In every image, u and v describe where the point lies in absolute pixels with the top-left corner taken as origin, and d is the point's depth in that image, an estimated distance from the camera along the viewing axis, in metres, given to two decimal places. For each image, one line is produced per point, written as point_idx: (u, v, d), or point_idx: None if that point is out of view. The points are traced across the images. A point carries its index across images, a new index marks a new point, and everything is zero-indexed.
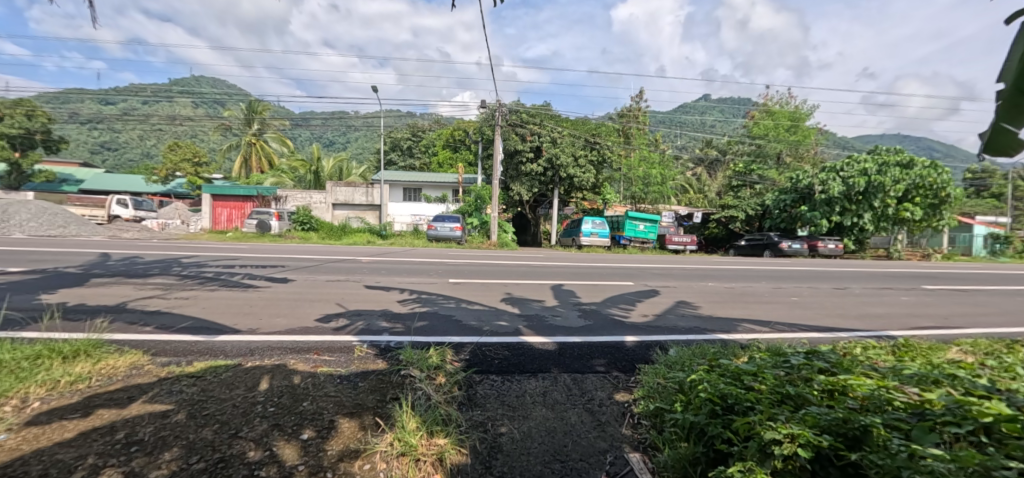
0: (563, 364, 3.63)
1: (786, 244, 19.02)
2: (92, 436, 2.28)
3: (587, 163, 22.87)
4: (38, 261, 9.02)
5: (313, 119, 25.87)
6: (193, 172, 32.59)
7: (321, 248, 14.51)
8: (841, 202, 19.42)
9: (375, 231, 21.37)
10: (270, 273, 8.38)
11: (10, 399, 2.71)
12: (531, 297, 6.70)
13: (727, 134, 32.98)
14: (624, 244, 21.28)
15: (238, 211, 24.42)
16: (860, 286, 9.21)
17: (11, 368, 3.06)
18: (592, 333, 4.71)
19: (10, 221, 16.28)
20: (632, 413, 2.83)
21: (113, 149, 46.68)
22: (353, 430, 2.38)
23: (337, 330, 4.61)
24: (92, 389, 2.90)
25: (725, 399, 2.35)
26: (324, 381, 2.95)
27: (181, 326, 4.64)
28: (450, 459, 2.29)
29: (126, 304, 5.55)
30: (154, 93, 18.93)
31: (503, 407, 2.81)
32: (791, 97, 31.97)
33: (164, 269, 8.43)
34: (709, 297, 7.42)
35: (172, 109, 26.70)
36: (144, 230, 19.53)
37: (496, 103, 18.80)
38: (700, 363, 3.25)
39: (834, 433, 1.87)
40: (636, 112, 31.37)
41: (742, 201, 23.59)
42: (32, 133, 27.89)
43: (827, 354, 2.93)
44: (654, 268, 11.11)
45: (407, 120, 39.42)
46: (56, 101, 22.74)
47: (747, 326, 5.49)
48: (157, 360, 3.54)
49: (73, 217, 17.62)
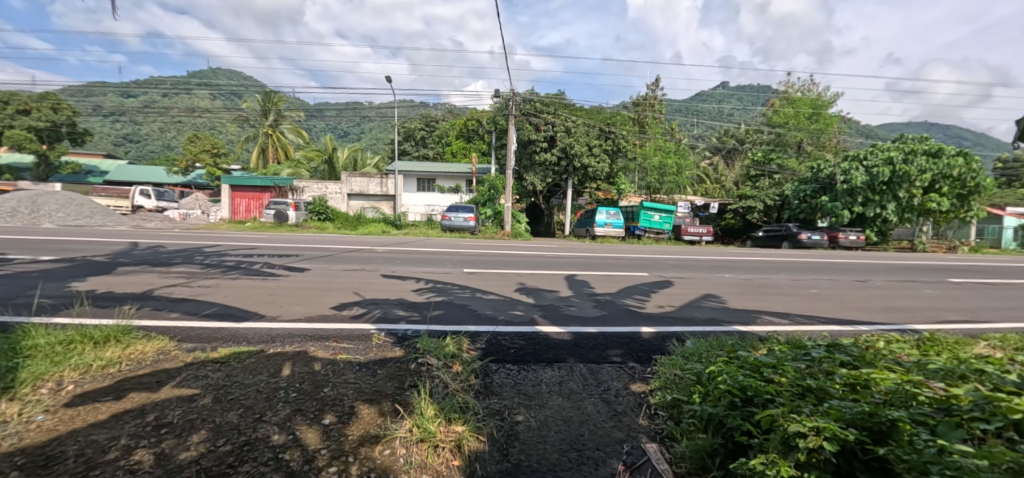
0: (578, 354, 3.63)
1: (805, 235, 18.54)
2: (124, 418, 2.37)
3: (602, 153, 22.67)
4: (66, 250, 9.34)
5: (328, 110, 26.14)
6: (212, 163, 33.20)
7: (336, 237, 14.66)
8: (864, 193, 18.84)
9: (390, 221, 21.60)
10: (288, 262, 8.54)
11: (47, 382, 2.84)
12: (545, 287, 6.70)
13: (745, 124, 32.23)
14: (638, 235, 21.10)
15: (255, 201, 24.85)
16: (883, 278, 8.97)
17: (46, 352, 3.20)
18: (608, 323, 4.69)
19: (40, 211, 16.88)
20: (648, 404, 2.83)
21: (135, 141, 48.09)
22: (372, 416, 2.42)
23: (354, 318, 4.69)
24: (122, 373, 3.01)
25: (744, 391, 2.32)
26: (344, 368, 3.01)
27: (205, 313, 4.80)
28: (468, 447, 2.31)
29: (152, 291, 5.74)
30: (174, 86, 19.31)
31: (519, 396, 2.82)
32: (813, 84, 30.87)
33: (187, 258, 8.66)
34: (726, 288, 7.32)
35: (191, 101, 27.19)
36: (166, 220, 20.15)
37: (509, 93, 18.52)
38: (718, 355, 3.22)
39: (858, 426, 1.84)
40: (651, 100, 30.89)
41: (760, 191, 23.29)
42: (58, 126, 28.83)
43: (849, 347, 2.88)
44: (669, 259, 11.02)
45: (419, 110, 39.43)
46: (80, 95, 23.36)
47: (766, 318, 5.40)
48: (184, 346, 3.65)
49: (99, 208, 18.19)
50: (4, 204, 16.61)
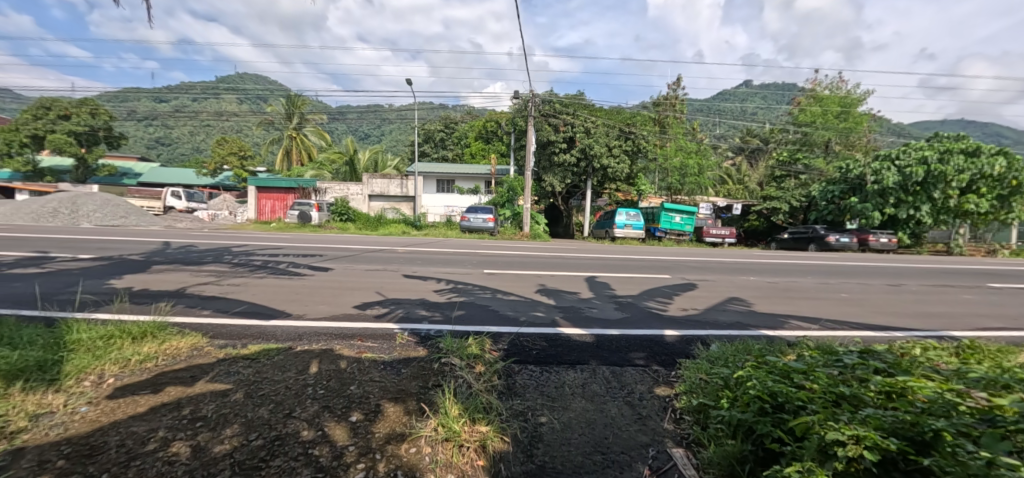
0: (601, 357, 3.60)
1: (833, 237, 17.97)
2: (161, 411, 2.47)
3: (622, 153, 22.44)
4: (105, 249, 9.77)
5: (350, 112, 26.63)
6: (239, 165, 34.19)
7: (358, 238, 14.93)
8: (895, 193, 18.16)
9: (410, 222, 21.88)
10: (313, 262, 8.74)
11: (89, 376, 2.97)
12: (566, 289, 6.67)
13: (770, 123, 31.45)
14: (659, 236, 20.84)
15: (280, 202, 25.51)
16: (917, 282, 8.62)
17: (88, 346, 3.36)
18: (630, 326, 4.64)
19: (79, 212, 17.68)
20: (673, 408, 2.78)
21: (167, 144, 49.95)
22: (397, 414, 2.45)
23: (378, 317, 4.76)
24: (159, 368, 3.13)
25: (775, 397, 2.26)
26: (369, 366, 3.06)
27: (235, 310, 4.96)
28: (492, 447, 2.31)
29: (185, 289, 5.95)
30: (204, 91, 19.98)
31: (543, 397, 2.82)
32: (842, 82, 29.93)
33: (216, 258, 8.94)
34: (752, 291, 7.16)
35: (219, 105, 28.06)
36: (195, 220, 20.84)
37: (528, 94, 18.54)
38: (746, 359, 3.16)
39: (899, 436, 1.78)
40: (672, 100, 30.44)
41: (785, 192, 22.70)
42: (96, 130, 30.15)
43: (883, 354, 2.79)
44: (691, 261, 10.84)
45: (439, 112, 39.81)
46: (116, 101, 24.40)
47: (794, 322, 5.26)
48: (215, 342, 3.77)
49: (134, 208, 18.95)
50: (46, 205, 17.46)
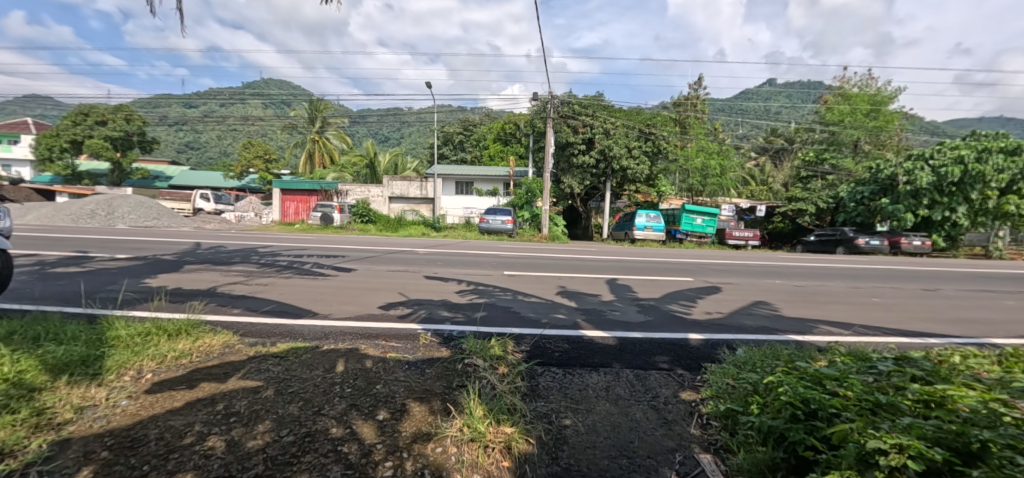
0: (624, 360, 3.57)
1: (862, 240, 17.40)
2: (197, 406, 2.56)
3: (641, 154, 22.18)
4: (139, 249, 10.16)
5: (370, 116, 27.07)
6: (265, 169, 35.11)
7: (379, 239, 15.16)
8: (929, 194, 17.44)
9: (430, 223, 22.09)
10: (336, 263, 8.91)
11: (129, 371, 3.10)
12: (586, 291, 6.62)
13: (795, 122, 30.62)
14: (679, 238, 20.53)
15: (303, 204, 26.09)
16: (955, 287, 8.25)
17: (128, 342, 3.51)
18: (653, 329, 4.58)
19: (115, 213, 18.44)
20: (699, 413, 2.73)
21: (196, 148, 51.71)
22: (423, 414, 2.48)
23: (401, 318, 4.83)
24: (194, 364, 3.25)
25: (807, 404, 2.21)
26: (393, 366, 3.11)
27: (264, 309, 5.10)
28: (517, 448, 2.32)
29: (216, 288, 6.15)
30: (231, 97, 20.60)
31: (566, 399, 2.81)
32: (872, 78, 28.93)
33: (244, 258, 9.19)
34: (778, 295, 6.98)
35: (245, 110, 28.91)
36: (223, 222, 21.48)
37: (547, 96, 18.51)
38: (774, 365, 3.08)
39: (942, 445, 1.72)
40: (694, 100, 29.92)
41: (812, 193, 22.07)
42: (130, 135, 31.43)
43: (921, 361, 2.68)
44: (713, 264, 10.62)
45: (458, 115, 40.14)
46: (149, 107, 25.39)
47: (823, 327, 5.11)
48: (246, 340, 3.89)
49: (165, 210, 19.66)
50: (84, 207, 18.25)
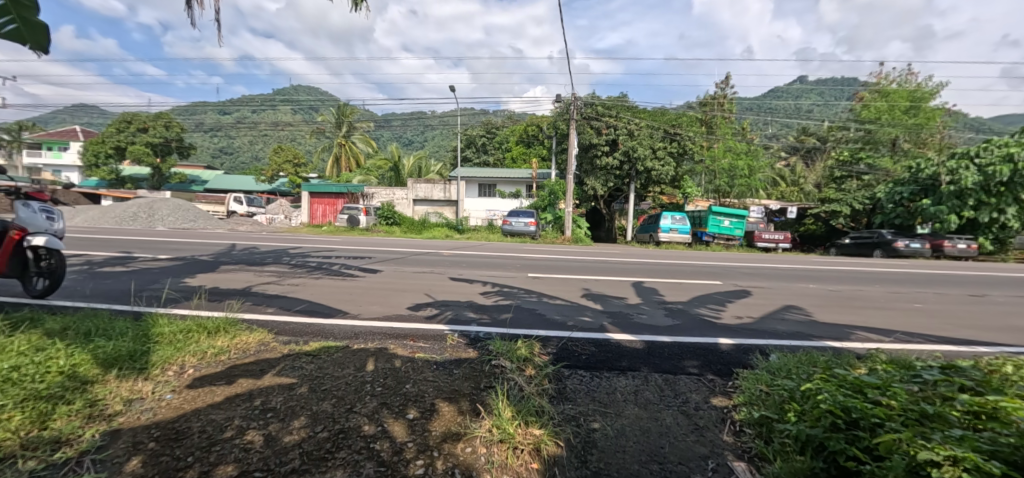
0: (652, 364, 3.52)
1: (902, 243, 16.61)
2: (236, 401, 2.66)
3: (666, 155, 21.80)
4: (178, 250, 10.62)
5: (395, 120, 27.54)
6: (294, 172, 36.18)
7: (404, 241, 15.39)
8: (975, 195, 16.54)
9: (453, 225, 22.31)
10: (363, 264, 9.09)
11: (172, 366, 3.25)
12: (612, 294, 6.56)
13: (827, 120, 29.53)
14: (706, 241, 20.08)
15: (331, 207, 26.78)
16: (1006, 293, 7.78)
17: (171, 338, 3.68)
18: (681, 333, 4.50)
19: (155, 216, 19.33)
20: (732, 420, 2.67)
21: (230, 153, 53.73)
22: (452, 414, 2.51)
23: (428, 318, 4.89)
24: (231, 361, 3.37)
25: (848, 413, 2.12)
26: (422, 366, 3.15)
27: (297, 308, 5.26)
28: (546, 451, 2.32)
29: (251, 288, 6.38)
30: (262, 103, 21.33)
31: (594, 403, 2.79)
32: (912, 74, 27.64)
33: (276, 259, 9.50)
34: (812, 300, 6.74)
35: (276, 116, 29.86)
36: (255, 224, 22.23)
37: (569, 98, 18.43)
38: (811, 371, 2.98)
39: (998, 460, 1.63)
40: (720, 99, 29.27)
41: (847, 194, 21.22)
42: (169, 141, 32.92)
43: (970, 370, 2.55)
44: (742, 267, 10.34)
45: (481, 118, 40.43)
46: (187, 114, 26.54)
47: (862, 334, 4.91)
48: (280, 338, 4.02)
49: (201, 213, 20.50)
50: (127, 210, 19.20)
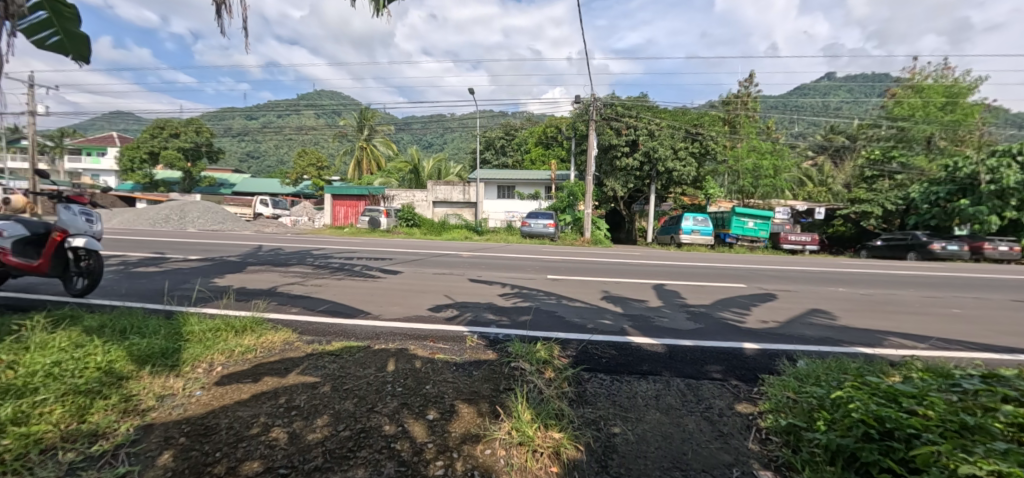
0: (674, 368, 3.46)
1: (938, 245, 15.92)
2: (262, 398, 2.72)
3: (688, 156, 21.43)
4: (208, 251, 10.99)
5: (415, 123, 27.88)
6: (317, 175, 37.00)
7: (424, 243, 15.55)
8: (1018, 194, 15.75)
9: (472, 227, 22.43)
10: (384, 265, 9.21)
11: (202, 363, 3.35)
12: (632, 297, 6.47)
13: (857, 118, 28.54)
14: (729, 243, 19.65)
15: (353, 209, 27.28)
16: None
17: (200, 336, 3.80)
18: (704, 337, 4.41)
19: (186, 218, 20.04)
20: (758, 427, 2.59)
21: (256, 157, 55.32)
22: (472, 415, 2.51)
23: (448, 319, 4.93)
24: (257, 359, 3.46)
25: (882, 423, 2.04)
26: (442, 367, 3.17)
27: (320, 308, 5.37)
28: (566, 455, 2.30)
29: (277, 288, 6.54)
30: (287, 108, 21.89)
31: (615, 407, 2.76)
32: (948, 69, 26.46)
33: (300, 260, 9.72)
34: (842, 304, 6.51)
35: (300, 120, 30.59)
36: (280, 226, 22.82)
37: (589, 98, 18.32)
38: (841, 378, 2.88)
39: None
40: (744, 98, 28.64)
41: (879, 194, 20.47)
42: (199, 146, 34.10)
43: (1014, 380, 2.42)
44: (767, 270, 10.07)
45: (500, 119, 40.55)
46: (216, 120, 27.47)
47: (895, 340, 4.71)
48: (304, 338, 4.10)
49: (229, 215, 21.15)
50: (160, 212, 19.96)
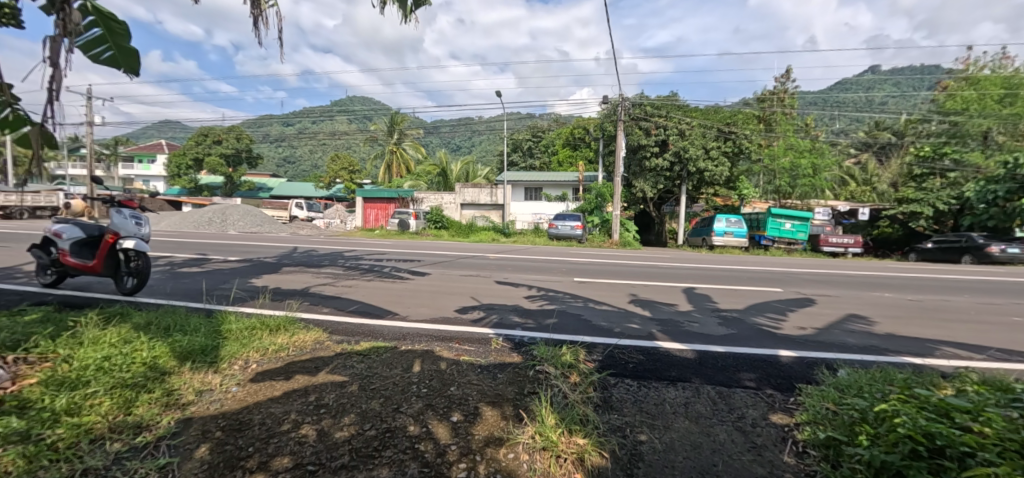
0: (705, 375, 3.35)
1: (996, 248, 14.87)
2: (293, 396, 2.81)
3: (721, 155, 20.81)
4: (247, 253, 11.47)
5: (443, 126, 28.24)
6: (349, 179, 38.04)
7: (452, 245, 15.71)
8: None
9: (499, 229, 22.52)
10: (412, 267, 9.36)
11: (238, 360, 3.49)
12: (661, 300, 6.32)
13: (905, 113, 26.99)
14: (765, 245, 19.05)
15: (383, 211, 27.90)
16: None
17: (237, 334, 3.96)
18: (737, 343, 4.25)
19: (227, 221, 21.00)
20: (794, 440, 2.47)
21: (292, 162, 57.43)
22: (495, 419, 2.51)
23: (474, 321, 4.95)
24: (290, 357, 3.58)
25: (931, 439, 1.91)
26: (466, 369, 3.18)
27: (350, 309, 5.50)
28: (589, 461, 2.26)
29: (309, 288, 6.76)
30: (321, 114, 22.62)
31: (642, 414, 2.69)
32: (1008, 58, 24.64)
33: (332, 261, 9.98)
34: (889, 310, 6.12)
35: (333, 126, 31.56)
36: (314, 228, 23.57)
37: (617, 98, 18.10)
38: (887, 390, 2.71)
39: None
40: (780, 95, 27.61)
41: (929, 193, 19.32)
42: (240, 152, 35.68)
43: None
44: (806, 273, 9.61)
45: (527, 121, 40.56)
46: (255, 127, 28.70)
47: (948, 350, 4.39)
48: (334, 337, 4.21)
49: (266, 218, 22.03)
50: (204, 216, 20.99)
